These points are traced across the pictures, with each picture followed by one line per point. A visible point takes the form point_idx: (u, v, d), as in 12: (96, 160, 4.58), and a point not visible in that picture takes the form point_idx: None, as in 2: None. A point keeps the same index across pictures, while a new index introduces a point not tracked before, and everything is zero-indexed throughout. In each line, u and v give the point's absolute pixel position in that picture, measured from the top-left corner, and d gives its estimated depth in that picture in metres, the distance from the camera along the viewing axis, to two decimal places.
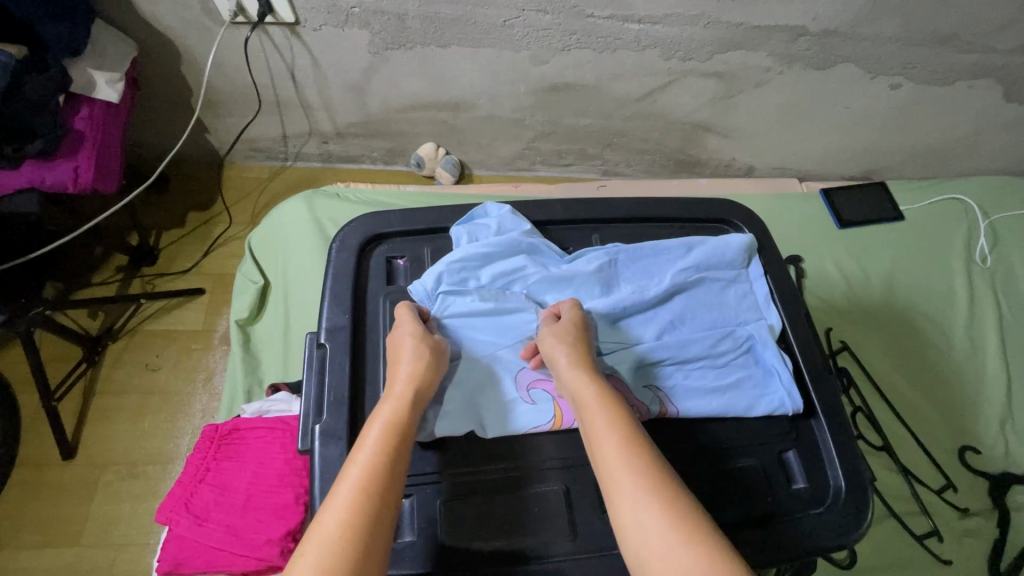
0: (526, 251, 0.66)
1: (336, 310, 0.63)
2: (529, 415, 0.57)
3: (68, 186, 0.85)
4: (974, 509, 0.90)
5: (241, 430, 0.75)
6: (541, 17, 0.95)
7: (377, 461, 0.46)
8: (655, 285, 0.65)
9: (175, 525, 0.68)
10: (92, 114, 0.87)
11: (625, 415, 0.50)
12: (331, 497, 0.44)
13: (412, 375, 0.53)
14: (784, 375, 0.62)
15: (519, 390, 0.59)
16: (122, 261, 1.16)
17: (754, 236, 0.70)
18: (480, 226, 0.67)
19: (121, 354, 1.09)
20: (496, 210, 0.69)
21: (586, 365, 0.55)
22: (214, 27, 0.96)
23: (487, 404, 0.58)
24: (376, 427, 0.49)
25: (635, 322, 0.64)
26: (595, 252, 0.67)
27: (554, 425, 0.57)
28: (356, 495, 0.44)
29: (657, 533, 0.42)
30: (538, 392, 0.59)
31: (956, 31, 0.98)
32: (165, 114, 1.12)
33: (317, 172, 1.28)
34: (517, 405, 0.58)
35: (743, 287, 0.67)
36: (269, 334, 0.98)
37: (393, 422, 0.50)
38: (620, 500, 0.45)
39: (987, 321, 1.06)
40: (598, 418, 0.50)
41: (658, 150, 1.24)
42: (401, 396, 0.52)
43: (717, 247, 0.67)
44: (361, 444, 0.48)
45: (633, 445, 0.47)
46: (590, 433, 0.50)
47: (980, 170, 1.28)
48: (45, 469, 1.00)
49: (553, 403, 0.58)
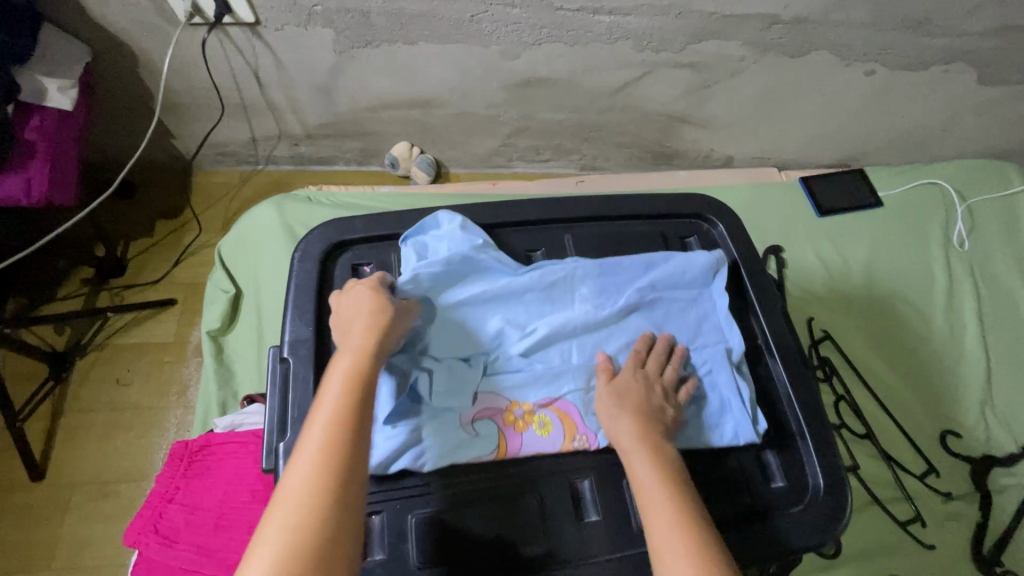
0: (473, 270, 0.63)
1: (300, 322, 0.61)
2: (468, 449, 0.55)
3: (21, 200, 0.82)
4: (956, 493, 0.90)
5: (211, 445, 0.73)
6: (510, 11, 0.92)
7: (333, 432, 0.45)
8: (608, 305, 0.63)
9: (143, 548, 0.65)
10: (44, 123, 0.84)
11: (691, 499, 0.49)
12: (293, 469, 0.43)
13: (362, 362, 0.50)
14: (737, 406, 0.59)
15: (464, 424, 0.56)
16: (89, 273, 1.13)
17: (723, 254, 0.67)
18: (429, 243, 0.64)
19: (89, 370, 1.06)
20: (449, 222, 0.66)
21: (654, 442, 0.53)
22: (170, 28, 0.92)
23: (430, 435, 0.55)
24: (331, 391, 0.48)
25: (587, 340, 0.62)
26: (553, 267, 0.64)
27: (499, 454, 0.56)
28: (306, 509, 0.41)
29: None
30: (483, 424, 0.57)
31: (929, 16, 0.97)
32: (125, 119, 1.09)
33: (289, 175, 1.25)
34: (458, 436, 0.56)
35: (704, 306, 0.65)
36: (242, 344, 0.95)
37: (349, 381, 0.48)
38: None
39: (966, 306, 1.06)
40: (658, 485, 0.49)
41: (636, 142, 1.22)
42: (355, 351, 0.50)
43: (678, 266, 0.64)
44: (319, 410, 0.47)
45: (689, 525, 0.46)
46: (645, 509, 0.48)
47: (956, 154, 1.29)
48: (12, 492, 0.97)
49: (499, 433, 0.57)
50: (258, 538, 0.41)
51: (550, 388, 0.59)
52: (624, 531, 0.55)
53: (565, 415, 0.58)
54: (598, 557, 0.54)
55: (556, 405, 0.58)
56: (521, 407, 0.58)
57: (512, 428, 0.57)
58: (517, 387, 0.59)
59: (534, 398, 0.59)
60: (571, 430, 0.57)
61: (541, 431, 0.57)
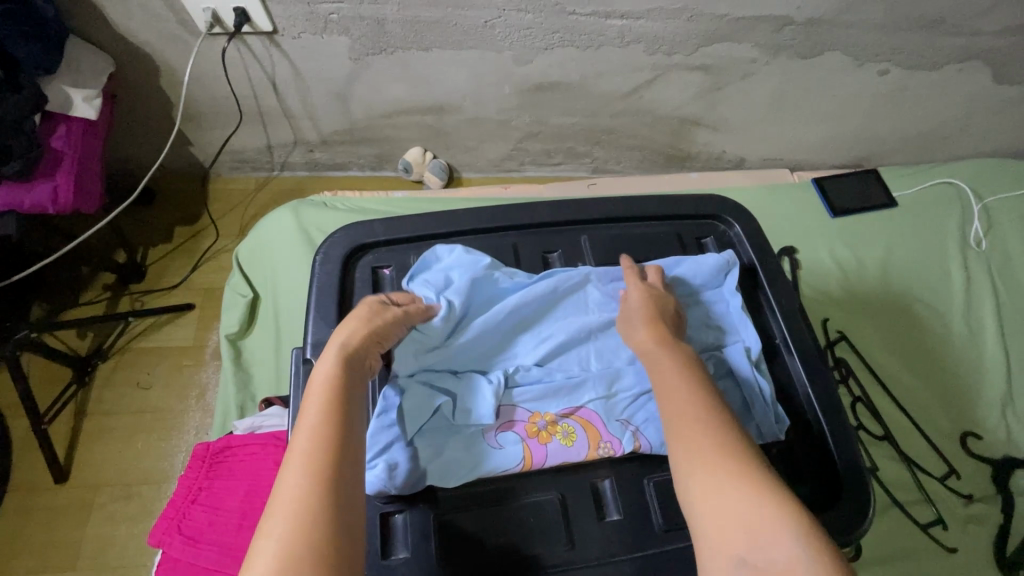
0: (488, 286, 0.62)
1: (322, 325, 0.62)
2: (492, 462, 0.56)
3: (48, 207, 0.84)
4: (977, 495, 0.89)
5: (232, 447, 0.74)
6: (522, 16, 0.93)
7: (323, 430, 0.45)
8: None
9: (167, 547, 0.66)
10: (70, 132, 0.86)
11: (705, 380, 0.52)
12: (285, 472, 0.43)
13: (338, 370, 0.49)
14: (756, 408, 0.60)
15: (487, 437, 0.57)
16: (110, 279, 1.15)
17: (734, 254, 0.67)
18: (439, 274, 0.62)
19: (111, 373, 1.08)
20: (448, 253, 0.64)
21: (670, 337, 0.56)
22: (191, 38, 0.94)
23: (455, 450, 0.56)
24: (316, 392, 0.48)
25: (605, 346, 0.62)
26: (566, 273, 0.64)
27: (524, 466, 0.56)
28: (300, 511, 0.41)
29: (707, 476, 0.44)
30: (506, 436, 0.57)
31: (944, 15, 0.97)
32: (146, 128, 1.11)
33: (304, 181, 1.27)
34: (482, 451, 0.56)
35: (717, 308, 0.65)
36: (260, 348, 0.96)
37: (331, 384, 0.48)
38: (677, 451, 0.47)
39: (984, 307, 1.05)
40: (672, 368, 0.53)
41: (648, 145, 1.23)
42: (336, 355, 0.51)
43: (689, 270, 0.66)
44: (306, 412, 0.47)
45: (702, 402, 0.49)
46: (659, 387, 0.52)
47: (971, 153, 1.28)
48: (36, 494, 0.99)
49: (522, 444, 0.57)
50: (254, 550, 0.40)
51: (570, 397, 0.59)
52: (646, 530, 0.55)
53: (587, 424, 0.58)
54: (620, 556, 0.54)
55: (578, 414, 0.58)
56: (543, 419, 0.58)
57: (535, 439, 0.57)
58: (539, 399, 0.59)
59: (556, 409, 0.59)
60: (595, 438, 0.57)
61: (565, 441, 0.57)
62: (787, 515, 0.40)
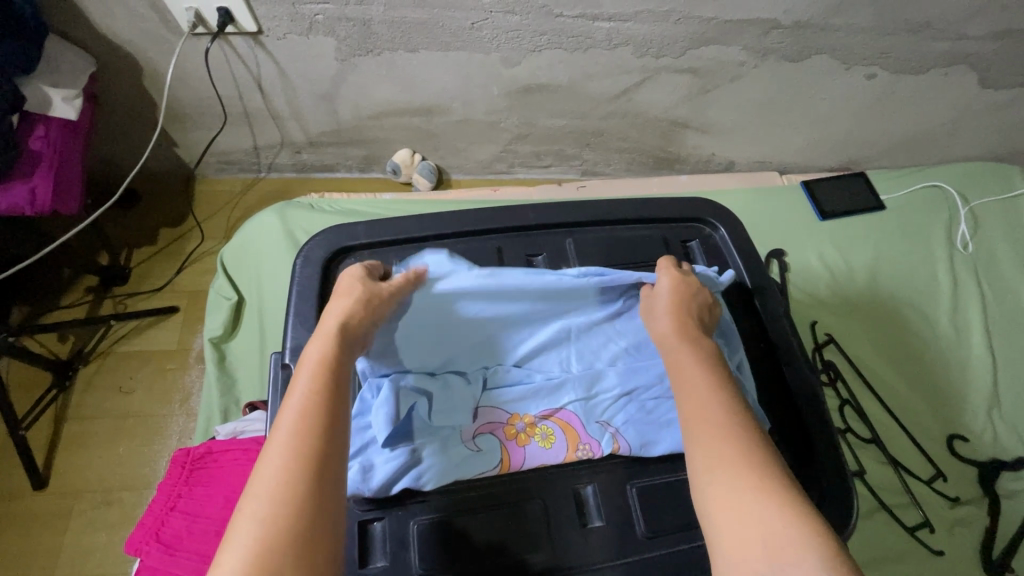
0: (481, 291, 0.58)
1: (301, 329, 0.61)
2: (470, 466, 0.55)
3: (25, 209, 0.82)
4: (964, 498, 0.89)
5: (213, 453, 0.73)
6: (509, 18, 0.93)
7: (310, 414, 0.43)
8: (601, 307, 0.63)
9: (144, 556, 0.65)
10: (49, 134, 0.85)
11: (728, 383, 0.50)
12: (268, 454, 0.41)
13: (331, 352, 0.48)
14: None
15: (466, 440, 0.57)
16: (92, 282, 1.14)
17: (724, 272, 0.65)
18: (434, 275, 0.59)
19: (93, 377, 1.06)
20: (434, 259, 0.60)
21: (694, 337, 0.54)
22: (173, 37, 0.93)
23: (430, 454, 0.55)
24: (307, 371, 0.46)
25: (585, 347, 0.62)
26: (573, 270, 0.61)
27: (501, 469, 0.55)
28: (281, 496, 0.39)
29: (725, 489, 0.42)
30: (484, 440, 0.57)
31: (930, 19, 0.97)
32: (130, 128, 1.10)
33: (291, 182, 1.26)
34: (459, 453, 0.55)
35: None
36: (245, 351, 0.95)
37: (321, 364, 0.47)
38: (698, 458, 0.45)
39: (971, 310, 1.05)
40: (695, 367, 0.51)
41: (637, 147, 1.23)
42: (329, 333, 0.49)
43: None
44: (294, 392, 0.45)
45: (722, 407, 0.47)
46: (679, 388, 0.50)
47: (959, 156, 1.29)
48: (14, 501, 0.97)
49: (501, 448, 0.57)
50: (231, 533, 0.38)
51: (550, 399, 0.59)
52: (628, 537, 0.55)
53: (567, 426, 0.58)
54: (603, 564, 0.54)
55: (557, 416, 0.59)
56: (522, 420, 0.58)
57: (514, 441, 0.57)
58: (518, 400, 0.59)
59: (535, 410, 0.59)
60: (574, 440, 0.57)
61: (543, 444, 0.57)
62: (804, 529, 0.38)
